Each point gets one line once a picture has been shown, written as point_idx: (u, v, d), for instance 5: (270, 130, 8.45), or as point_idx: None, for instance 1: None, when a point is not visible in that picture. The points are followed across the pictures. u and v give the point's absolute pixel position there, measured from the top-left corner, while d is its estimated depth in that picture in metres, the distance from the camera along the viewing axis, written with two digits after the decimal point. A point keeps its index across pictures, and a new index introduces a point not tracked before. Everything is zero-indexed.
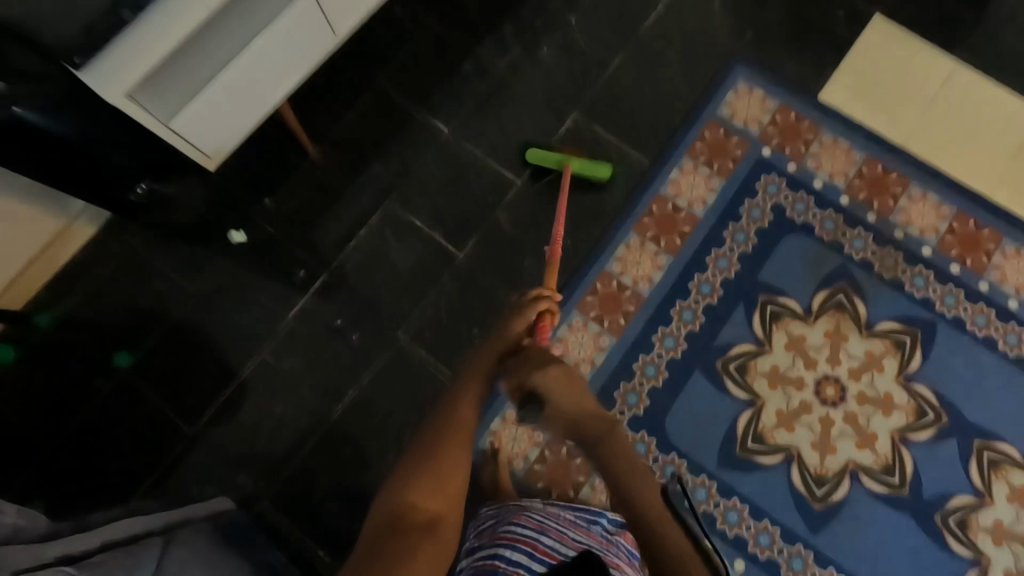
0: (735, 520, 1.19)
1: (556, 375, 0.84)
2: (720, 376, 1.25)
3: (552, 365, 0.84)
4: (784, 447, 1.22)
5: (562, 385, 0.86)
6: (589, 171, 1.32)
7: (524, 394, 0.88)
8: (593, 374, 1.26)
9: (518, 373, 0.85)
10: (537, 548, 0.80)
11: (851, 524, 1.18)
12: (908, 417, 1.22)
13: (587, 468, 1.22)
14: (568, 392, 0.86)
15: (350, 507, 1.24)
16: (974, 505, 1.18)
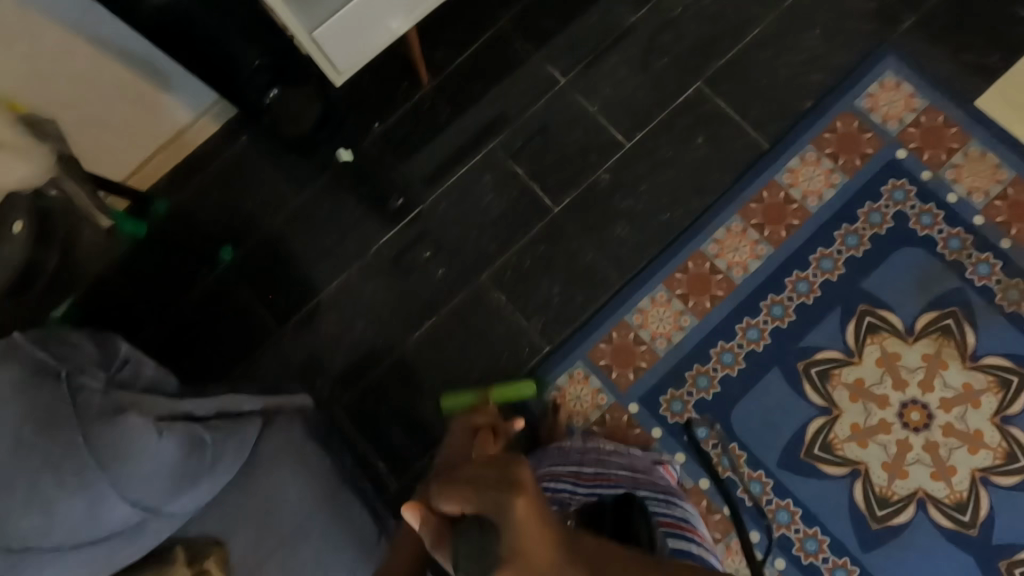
0: (785, 520, 1.17)
1: (525, 506, 0.45)
2: (799, 377, 1.21)
3: (510, 479, 0.46)
4: (852, 461, 1.18)
5: (539, 515, 0.46)
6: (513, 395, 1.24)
7: (466, 522, 0.48)
8: (667, 350, 1.25)
9: (458, 492, 0.47)
10: (578, 477, 0.84)
11: (906, 550, 1.14)
12: (995, 458, 1.15)
13: (644, 440, 1.23)
14: (538, 534, 0.45)
15: (410, 428, 1.30)
16: None
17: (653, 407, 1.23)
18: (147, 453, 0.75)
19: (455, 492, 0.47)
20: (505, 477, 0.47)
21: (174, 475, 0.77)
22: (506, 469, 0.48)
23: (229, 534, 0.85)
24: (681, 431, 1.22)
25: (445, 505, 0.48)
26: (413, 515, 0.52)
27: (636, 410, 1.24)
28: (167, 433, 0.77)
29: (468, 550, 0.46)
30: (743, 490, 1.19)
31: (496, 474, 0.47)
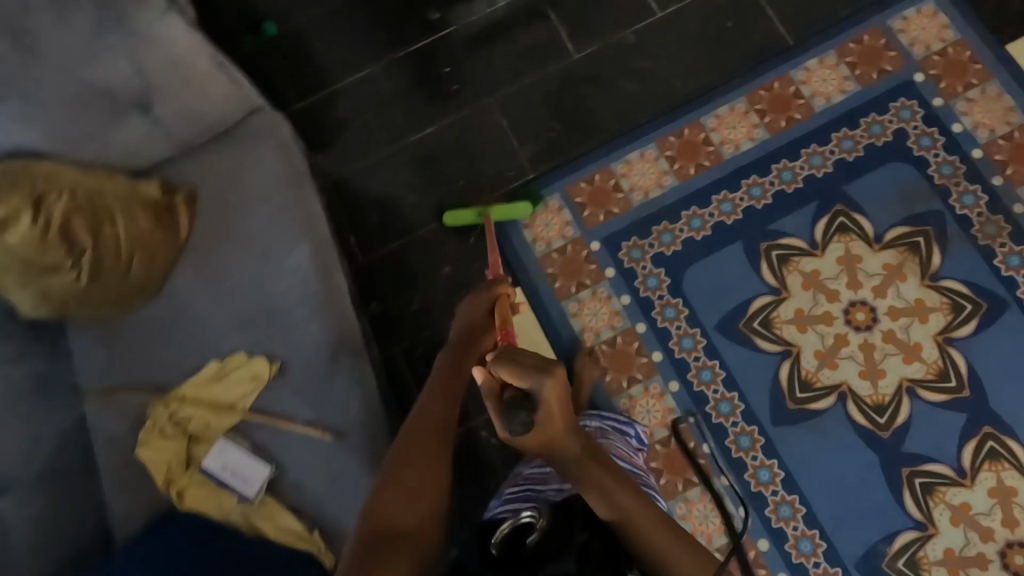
0: (706, 379, 1.21)
1: (553, 385, 0.64)
2: (758, 257, 1.25)
3: (545, 369, 0.64)
4: (786, 342, 1.21)
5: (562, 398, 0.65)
6: (508, 214, 1.29)
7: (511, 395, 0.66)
8: (641, 203, 1.30)
9: (512, 367, 0.65)
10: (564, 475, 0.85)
11: (815, 434, 1.17)
12: (927, 373, 1.16)
13: (597, 276, 1.28)
14: (565, 409, 0.65)
15: (385, 217, 1.36)
16: (950, 480, 1.13)
17: (614, 250, 1.29)
18: (151, 21, 0.81)
19: (508, 369, 0.65)
20: (541, 365, 0.65)
21: (167, 68, 0.85)
22: (544, 360, 0.66)
23: (199, 186, 0.95)
24: (633, 277, 1.27)
25: (502, 372, 0.66)
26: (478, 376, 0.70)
27: (596, 249, 1.29)
28: (171, 21, 0.82)
29: (521, 419, 0.64)
30: (675, 343, 1.23)
31: (539, 368, 0.64)
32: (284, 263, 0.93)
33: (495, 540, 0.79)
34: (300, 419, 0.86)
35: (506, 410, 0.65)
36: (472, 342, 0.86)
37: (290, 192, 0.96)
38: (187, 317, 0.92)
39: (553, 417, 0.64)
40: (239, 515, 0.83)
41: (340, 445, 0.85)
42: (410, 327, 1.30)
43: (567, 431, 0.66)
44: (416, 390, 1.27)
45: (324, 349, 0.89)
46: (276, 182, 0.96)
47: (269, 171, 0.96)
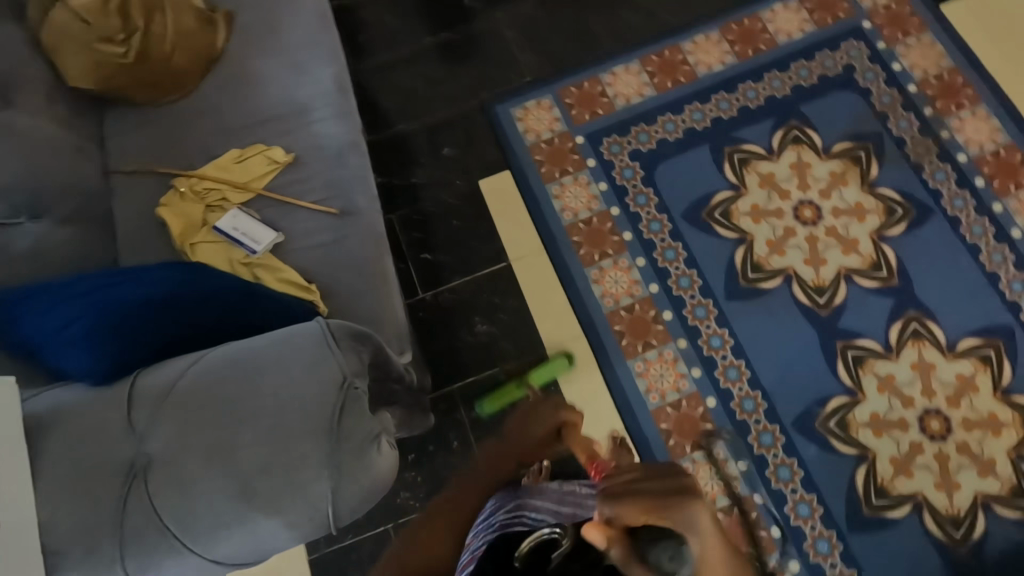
0: (670, 258, 1.34)
1: (700, 523, 0.42)
2: (721, 159, 1.40)
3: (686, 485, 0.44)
4: (742, 230, 1.35)
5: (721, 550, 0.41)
6: (542, 376, 1.25)
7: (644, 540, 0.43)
8: (623, 108, 1.46)
9: (647, 506, 0.43)
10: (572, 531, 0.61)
11: (763, 308, 1.30)
12: (863, 264, 1.31)
13: (579, 165, 1.42)
14: (723, 554, 0.41)
15: (394, 103, 1.50)
16: (877, 353, 1.26)
17: (596, 144, 1.44)
18: None
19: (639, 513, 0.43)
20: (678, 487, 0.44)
21: None
22: (681, 487, 0.44)
23: (241, 13, 1.08)
24: (611, 167, 1.42)
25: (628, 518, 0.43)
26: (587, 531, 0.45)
27: (582, 142, 1.44)
28: None
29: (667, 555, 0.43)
30: (645, 225, 1.37)
31: (676, 490, 0.43)
32: (306, 75, 1.04)
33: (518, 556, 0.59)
34: (309, 198, 0.97)
35: (643, 552, 0.43)
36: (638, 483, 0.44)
37: (329, 26, 1.08)
38: (216, 109, 1.03)
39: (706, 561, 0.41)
40: (244, 267, 0.92)
41: (343, 219, 0.95)
42: (406, 196, 1.41)
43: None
44: (406, 250, 1.37)
45: (336, 144, 1.00)
46: (320, 17, 1.08)
47: (317, 11, 1.08)
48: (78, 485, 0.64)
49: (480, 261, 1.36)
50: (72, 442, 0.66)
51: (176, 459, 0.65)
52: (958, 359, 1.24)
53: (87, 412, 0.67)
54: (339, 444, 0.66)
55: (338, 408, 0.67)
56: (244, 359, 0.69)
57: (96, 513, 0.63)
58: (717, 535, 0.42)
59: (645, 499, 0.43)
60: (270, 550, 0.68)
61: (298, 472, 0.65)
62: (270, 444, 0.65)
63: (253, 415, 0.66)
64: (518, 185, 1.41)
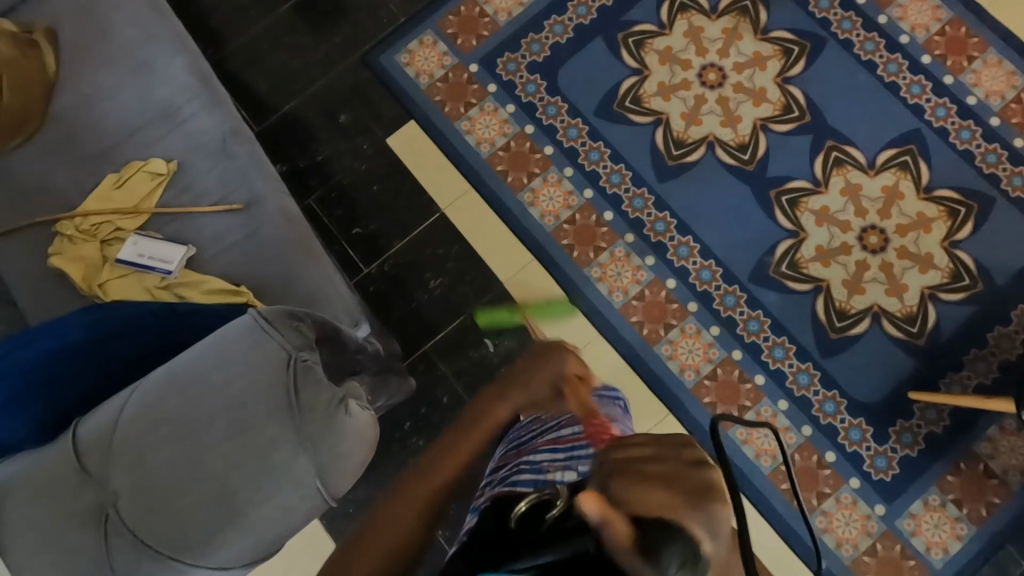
0: (595, 159, 1.34)
1: (716, 507, 0.40)
2: (618, 46, 1.38)
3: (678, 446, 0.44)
4: (656, 112, 1.35)
5: (724, 506, 0.41)
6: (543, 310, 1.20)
7: (647, 529, 0.39)
8: (507, 23, 1.40)
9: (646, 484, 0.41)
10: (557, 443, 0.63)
11: (695, 181, 1.32)
12: (775, 110, 1.34)
13: (481, 94, 1.37)
14: (729, 534, 0.41)
15: (273, 85, 1.40)
16: (808, 190, 1.31)
17: (491, 68, 1.38)
18: None
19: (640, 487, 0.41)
20: (689, 479, 0.41)
21: None
22: (691, 462, 0.42)
23: (62, 28, 0.97)
24: (513, 87, 1.37)
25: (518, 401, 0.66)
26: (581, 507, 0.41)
27: (477, 69, 1.39)
28: None
29: (675, 562, 0.38)
30: (562, 134, 1.35)
31: (685, 466, 0.42)
32: (159, 74, 0.95)
33: (513, 516, 0.55)
34: (207, 202, 0.91)
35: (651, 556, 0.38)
36: (641, 466, 0.42)
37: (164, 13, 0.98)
38: (75, 138, 0.94)
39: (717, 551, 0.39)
40: (163, 291, 0.86)
41: (252, 212, 0.90)
42: (317, 177, 1.34)
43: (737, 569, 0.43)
44: (335, 231, 1.32)
45: (216, 138, 0.93)
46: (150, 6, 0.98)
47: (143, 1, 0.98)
48: (51, 546, 0.62)
49: (412, 218, 1.32)
50: (30, 513, 0.63)
51: (140, 490, 0.63)
52: (880, 173, 1.30)
53: (32, 474, 0.65)
54: (304, 421, 0.66)
55: (290, 383, 0.67)
56: (180, 373, 0.68)
57: (82, 565, 0.62)
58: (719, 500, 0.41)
59: (659, 488, 0.40)
60: (275, 540, 0.68)
61: (272, 457, 0.65)
62: (235, 439, 0.65)
63: (207, 421, 0.65)
64: (426, 132, 1.36)
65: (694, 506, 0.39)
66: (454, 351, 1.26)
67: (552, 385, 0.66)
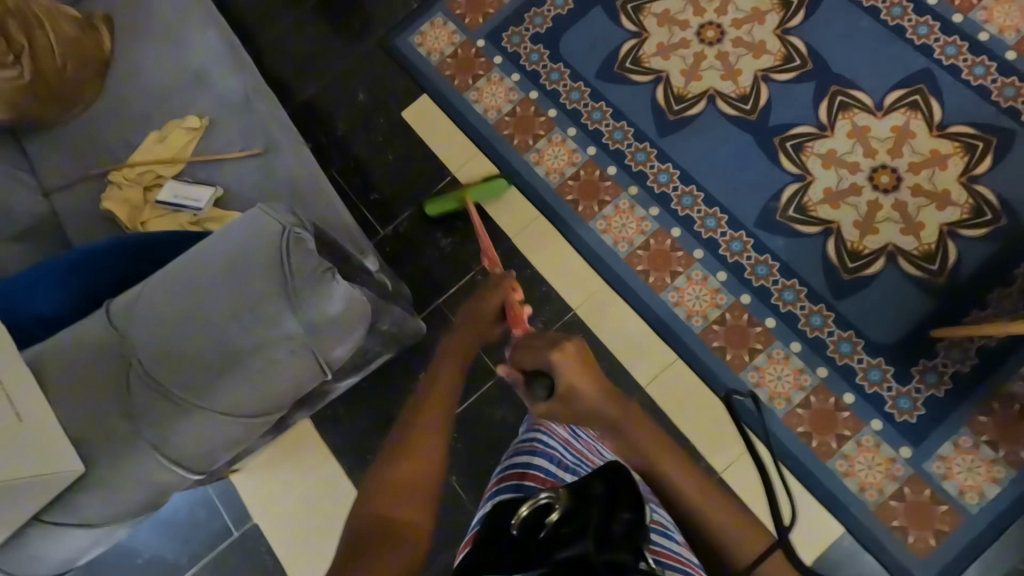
0: (598, 119, 1.39)
1: (567, 354, 0.67)
2: (616, 12, 1.44)
3: (562, 338, 0.69)
4: (656, 71, 1.39)
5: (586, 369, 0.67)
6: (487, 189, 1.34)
7: (533, 371, 0.69)
8: (511, 0, 1.49)
9: (524, 350, 0.70)
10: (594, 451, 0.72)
11: (697, 133, 1.34)
12: (776, 61, 1.35)
13: (488, 66, 1.46)
14: (591, 377, 0.66)
15: (300, 72, 1.53)
16: (813, 135, 1.30)
17: (497, 42, 1.47)
18: None
19: (523, 349, 0.70)
20: (550, 341, 0.69)
21: None
22: (557, 335, 0.70)
23: (115, 13, 1.12)
24: (517, 58, 1.45)
25: (517, 356, 0.71)
26: (500, 368, 0.74)
27: (484, 44, 1.48)
28: None
29: (539, 385, 0.68)
30: (565, 98, 1.41)
31: (549, 337, 0.69)
32: (195, 45, 1.08)
33: (516, 518, 0.51)
34: (233, 151, 1.02)
35: (529, 383, 0.69)
36: (530, 343, 0.70)
37: None
38: (124, 103, 1.07)
39: (573, 382, 0.66)
40: (193, 226, 0.97)
41: (271, 155, 1.00)
42: (339, 150, 1.46)
43: (612, 409, 0.65)
44: (355, 197, 1.42)
45: (241, 96, 1.05)
46: None
47: None
48: (90, 388, 0.79)
49: (425, 183, 1.41)
50: (80, 362, 0.80)
51: (158, 346, 0.79)
52: (888, 115, 1.29)
53: (81, 336, 0.82)
54: (292, 295, 0.79)
55: (284, 261, 0.80)
56: (195, 255, 0.82)
57: (112, 403, 0.79)
58: (574, 357, 0.67)
59: (528, 345, 0.70)
60: (269, 400, 0.82)
61: (264, 325, 0.79)
62: (237, 303, 0.79)
63: (212, 288, 0.79)
64: (439, 104, 1.45)
65: (553, 361, 0.67)
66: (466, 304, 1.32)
67: (500, 308, 0.83)
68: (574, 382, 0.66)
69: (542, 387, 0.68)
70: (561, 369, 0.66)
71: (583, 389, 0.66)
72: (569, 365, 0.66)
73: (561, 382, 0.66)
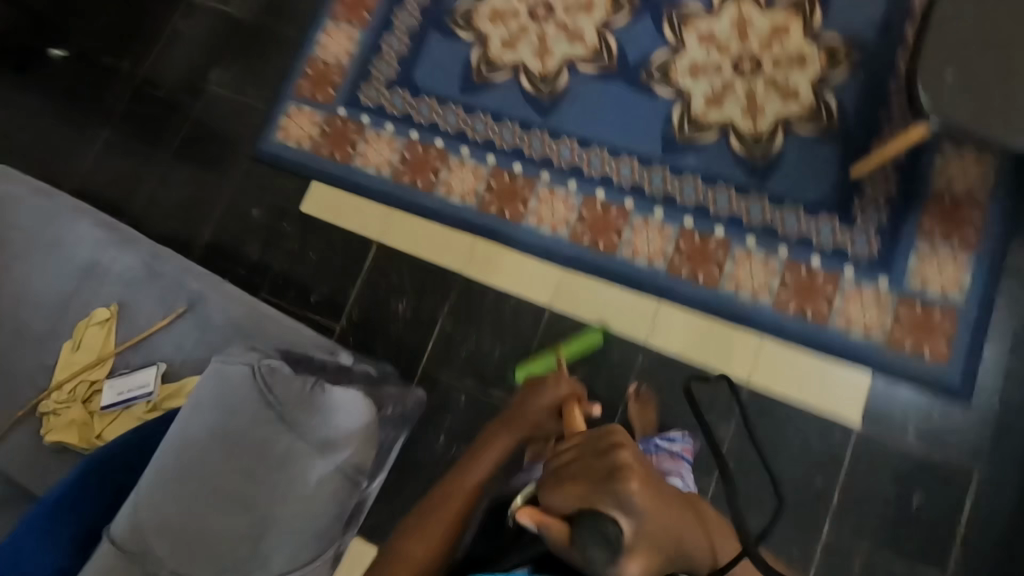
0: (482, 129, 1.40)
1: (635, 483, 0.51)
2: (450, 28, 1.47)
3: (610, 451, 0.55)
4: (510, 64, 1.42)
5: (652, 492, 0.53)
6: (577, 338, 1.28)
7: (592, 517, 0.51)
8: (350, 62, 1.50)
9: (575, 484, 0.53)
10: None
11: (574, 100, 1.38)
12: (608, 8, 1.40)
13: (359, 129, 1.46)
14: (661, 504, 0.52)
15: (187, 218, 1.49)
16: (671, 56, 1.36)
17: (356, 104, 1.47)
18: None
19: (577, 493, 0.52)
20: (610, 465, 0.53)
21: None
22: (607, 450, 0.55)
23: None
24: (383, 109, 1.46)
25: (563, 502, 0.53)
26: (527, 517, 0.54)
27: (345, 111, 1.47)
28: None
29: (602, 541, 0.50)
30: (444, 124, 1.42)
31: (603, 459, 0.54)
32: (69, 241, 1.04)
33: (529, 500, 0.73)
34: (158, 322, 0.99)
35: (583, 540, 0.50)
36: (580, 472, 0.54)
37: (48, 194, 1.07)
38: (27, 329, 1.01)
39: (643, 525, 0.50)
40: (152, 413, 0.95)
41: (199, 308, 0.99)
42: (261, 272, 1.43)
43: (672, 528, 0.53)
44: (298, 308, 1.40)
45: (140, 268, 1.02)
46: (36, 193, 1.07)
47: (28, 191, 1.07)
48: None
49: (355, 262, 1.40)
50: None
51: (178, 529, 0.80)
52: (722, 11, 1.37)
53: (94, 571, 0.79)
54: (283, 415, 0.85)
55: (263, 390, 0.86)
56: (175, 435, 0.84)
57: None
58: (641, 485, 0.52)
59: (584, 491, 0.52)
60: (308, 528, 0.82)
61: (273, 454, 0.83)
62: (234, 450, 0.83)
63: (206, 451, 0.83)
64: (332, 183, 1.44)
65: (621, 495, 0.50)
66: (448, 353, 1.32)
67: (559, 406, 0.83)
68: (650, 518, 0.51)
69: (603, 548, 0.49)
70: (632, 509, 0.50)
71: (657, 525, 0.51)
72: (643, 495, 0.51)
73: (631, 527, 0.50)
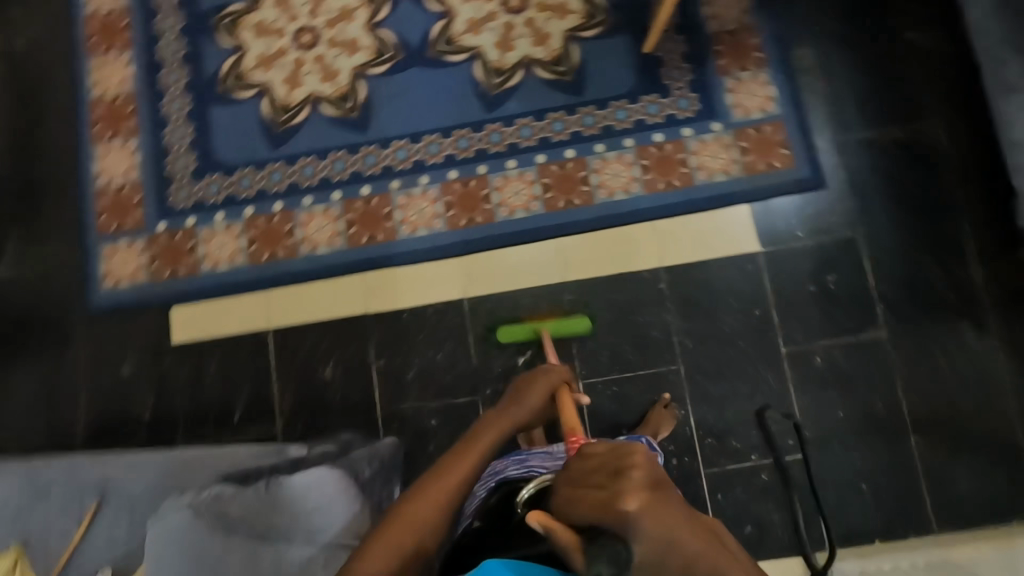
0: (311, 172, 1.34)
1: (640, 474, 0.57)
2: (227, 94, 1.38)
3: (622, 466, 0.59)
4: (304, 99, 1.37)
5: (663, 495, 0.55)
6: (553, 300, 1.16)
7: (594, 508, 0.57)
8: (143, 175, 1.37)
9: (588, 480, 0.60)
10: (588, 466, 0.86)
11: (382, 104, 1.36)
12: (367, 7, 1.39)
13: (190, 234, 1.34)
14: (666, 505, 0.54)
15: (52, 417, 1.30)
16: (446, 24, 1.38)
17: (172, 211, 1.35)
18: None
19: (587, 490, 0.59)
20: (618, 466, 0.59)
21: None
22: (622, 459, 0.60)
23: None
24: (203, 203, 1.35)
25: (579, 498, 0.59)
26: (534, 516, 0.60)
27: (166, 224, 1.34)
28: None
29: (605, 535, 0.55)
30: (272, 186, 1.34)
31: (617, 468, 0.59)
32: None
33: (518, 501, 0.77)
34: (80, 527, 0.92)
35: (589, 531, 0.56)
36: (592, 473, 0.61)
37: None
38: None
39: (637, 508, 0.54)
40: None
41: (122, 489, 0.94)
42: (167, 423, 1.28)
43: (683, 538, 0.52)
44: (225, 436, 1.27)
45: (42, 486, 0.95)
46: None
47: None
48: None
49: (260, 360, 1.30)
50: None
51: None
52: None
53: None
54: (251, 529, 0.82)
55: (216, 516, 0.82)
56: None
57: None
58: (644, 477, 0.57)
59: (593, 485, 0.59)
60: None
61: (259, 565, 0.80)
62: None
63: None
64: (193, 300, 1.32)
65: (617, 484, 0.56)
66: (399, 391, 1.27)
67: None
68: (647, 518, 0.53)
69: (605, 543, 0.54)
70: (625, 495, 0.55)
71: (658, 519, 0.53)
72: (636, 488, 0.55)
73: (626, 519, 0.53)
